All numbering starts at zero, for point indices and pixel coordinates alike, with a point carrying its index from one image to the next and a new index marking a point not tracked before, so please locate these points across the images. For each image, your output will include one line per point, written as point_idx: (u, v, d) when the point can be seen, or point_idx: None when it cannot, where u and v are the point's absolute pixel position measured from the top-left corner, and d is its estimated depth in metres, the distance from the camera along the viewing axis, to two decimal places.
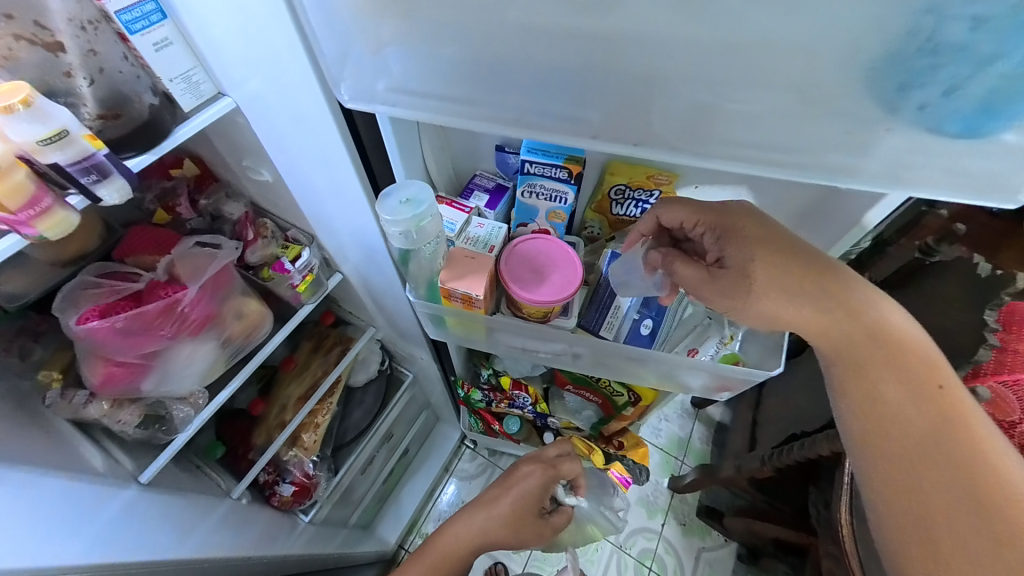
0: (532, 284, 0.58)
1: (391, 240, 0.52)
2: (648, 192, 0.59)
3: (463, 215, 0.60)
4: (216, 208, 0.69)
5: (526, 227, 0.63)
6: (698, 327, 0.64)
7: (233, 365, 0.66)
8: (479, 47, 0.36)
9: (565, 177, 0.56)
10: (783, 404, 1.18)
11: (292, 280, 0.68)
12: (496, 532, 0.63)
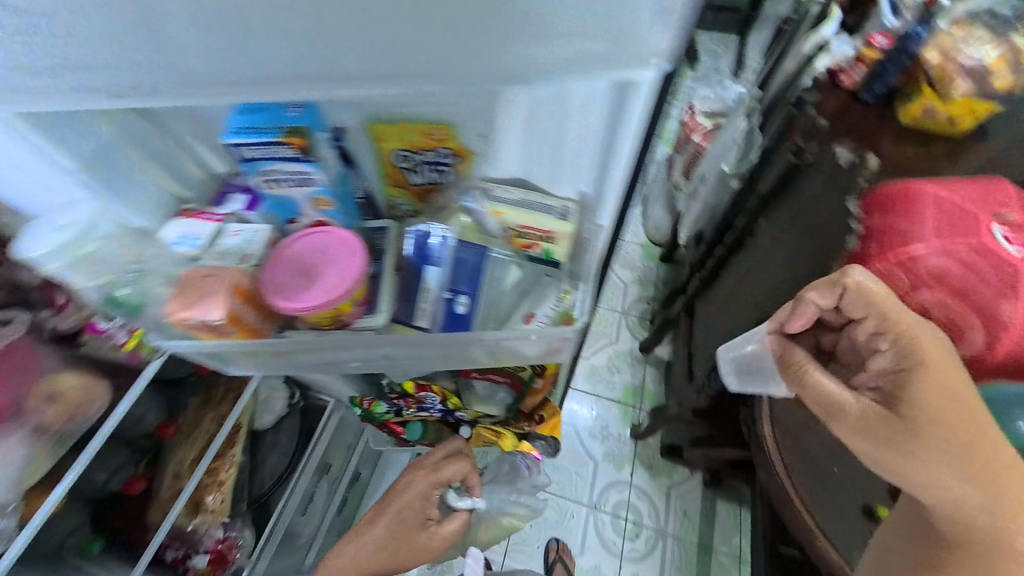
0: (297, 291, 0.48)
1: (66, 279, 0.45)
2: (434, 152, 0.46)
3: (211, 226, 0.51)
4: (9, 276, 0.57)
5: (298, 223, 0.53)
6: (535, 288, 0.54)
7: (67, 451, 0.57)
8: (103, 20, 0.30)
9: (295, 154, 0.44)
10: (710, 332, 1.20)
11: (117, 340, 0.60)
12: (378, 551, 0.73)
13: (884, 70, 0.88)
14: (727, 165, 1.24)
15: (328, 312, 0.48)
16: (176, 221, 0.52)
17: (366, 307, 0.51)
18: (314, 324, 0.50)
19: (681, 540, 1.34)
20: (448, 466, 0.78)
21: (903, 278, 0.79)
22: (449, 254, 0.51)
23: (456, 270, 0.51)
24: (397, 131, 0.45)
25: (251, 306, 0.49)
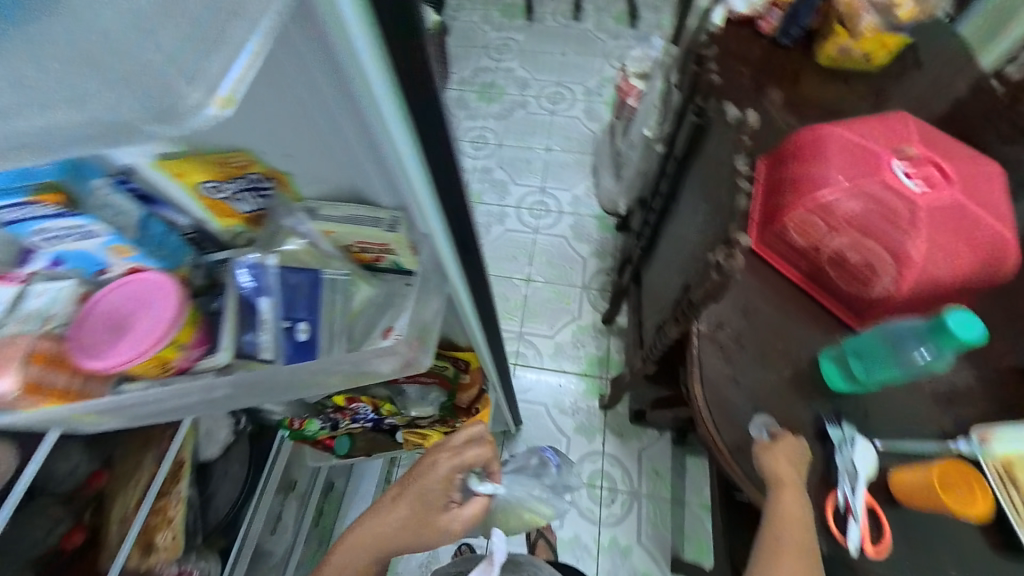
0: (109, 345, 0.47)
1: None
2: (242, 178, 0.47)
3: (9, 288, 0.47)
4: None
5: (109, 273, 0.52)
6: (387, 300, 0.55)
7: None
8: None
9: (55, 211, 0.43)
10: (652, 298, 1.22)
11: None
12: (397, 531, 0.65)
13: (797, 12, 1.03)
14: (648, 130, 1.33)
15: (153, 361, 0.48)
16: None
17: (205, 347, 0.51)
18: (151, 376, 0.50)
19: (653, 497, 1.38)
20: (471, 447, 0.71)
21: (819, 225, 0.84)
22: (273, 283, 0.52)
23: (290, 299, 0.52)
24: (193, 164, 0.45)
25: (64, 368, 0.46)
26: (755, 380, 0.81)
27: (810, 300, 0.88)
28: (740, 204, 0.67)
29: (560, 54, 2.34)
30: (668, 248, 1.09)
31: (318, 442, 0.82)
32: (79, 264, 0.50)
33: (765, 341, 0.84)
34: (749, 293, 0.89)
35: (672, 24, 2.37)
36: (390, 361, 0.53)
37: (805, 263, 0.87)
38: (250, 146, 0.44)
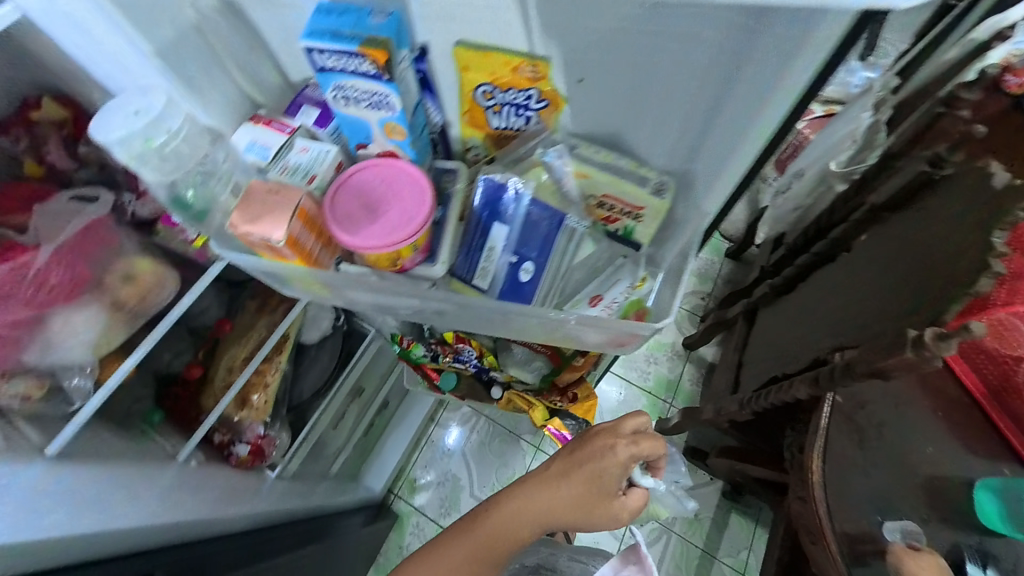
0: (360, 224, 0.47)
1: (136, 172, 0.43)
2: (522, 94, 0.46)
3: (281, 136, 0.49)
4: (100, 156, 0.62)
5: (367, 149, 0.50)
6: (607, 269, 0.61)
7: (139, 330, 0.61)
8: None
9: (372, 71, 0.40)
10: (768, 344, 1.10)
11: (186, 236, 0.62)
12: (568, 507, 0.62)
13: None
14: (834, 164, 1.05)
15: (388, 255, 0.48)
16: (246, 125, 0.50)
17: (426, 256, 0.52)
18: (370, 265, 0.50)
19: (685, 539, 1.32)
20: (649, 442, 0.65)
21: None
22: (518, 216, 0.55)
23: (523, 236, 0.56)
24: (488, 61, 0.42)
25: (313, 233, 0.46)
26: (884, 476, 0.74)
27: (983, 417, 0.77)
28: (981, 286, 0.56)
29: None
30: (814, 299, 0.97)
31: (419, 366, 0.84)
32: (350, 130, 0.48)
33: (912, 441, 0.76)
34: (906, 384, 0.79)
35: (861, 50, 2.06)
36: (597, 337, 0.54)
37: (997, 375, 0.78)
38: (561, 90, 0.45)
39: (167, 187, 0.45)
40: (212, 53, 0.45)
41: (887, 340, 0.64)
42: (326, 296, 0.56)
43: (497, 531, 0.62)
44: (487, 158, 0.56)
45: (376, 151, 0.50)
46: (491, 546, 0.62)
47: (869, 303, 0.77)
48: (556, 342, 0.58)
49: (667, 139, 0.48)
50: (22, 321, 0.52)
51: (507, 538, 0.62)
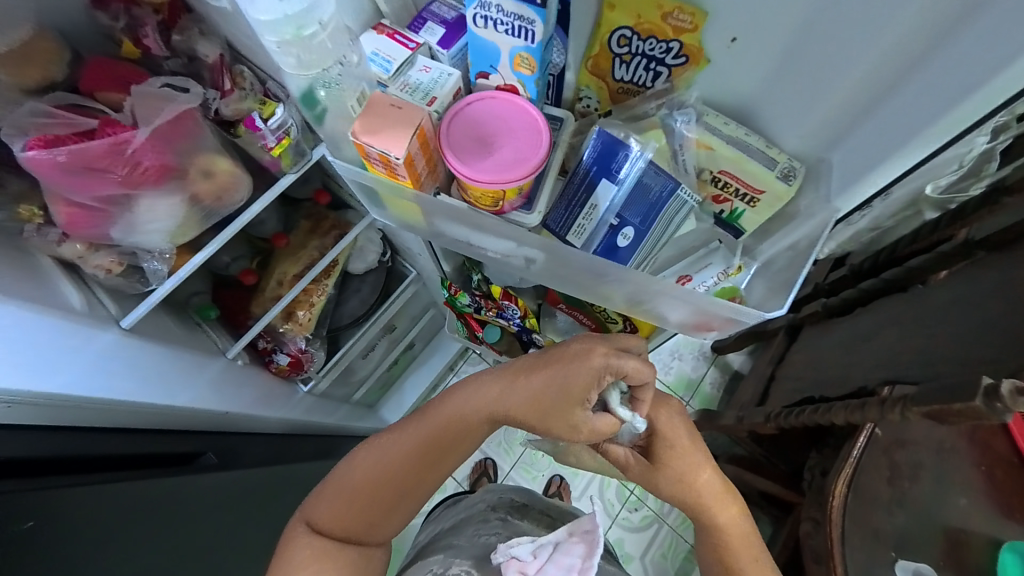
0: (475, 157, 0.46)
1: (278, 60, 0.42)
2: (664, 45, 0.49)
3: (405, 52, 0.47)
4: (190, 47, 0.59)
5: (486, 80, 0.49)
6: (699, 251, 0.60)
7: (208, 229, 0.63)
8: None
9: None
10: (810, 364, 1.06)
11: (266, 142, 0.61)
12: (523, 409, 0.52)
13: None
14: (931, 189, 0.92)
15: (495, 193, 0.47)
16: (369, 34, 0.48)
17: (523, 203, 0.52)
18: (468, 200, 0.50)
19: (675, 532, 1.34)
20: (635, 360, 0.50)
21: None
22: (631, 177, 0.53)
23: (629, 198, 0.53)
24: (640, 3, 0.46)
25: (424, 155, 0.46)
26: (907, 517, 0.73)
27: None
28: None
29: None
30: (874, 327, 0.91)
31: (462, 315, 0.86)
32: (474, 58, 0.47)
33: (946, 490, 0.73)
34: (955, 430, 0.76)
35: None
36: (682, 311, 0.56)
37: None
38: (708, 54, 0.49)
39: (298, 79, 0.45)
40: None
41: (953, 384, 0.61)
42: (414, 222, 0.58)
43: (443, 423, 0.53)
44: (600, 114, 0.57)
45: (497, 83, 0.48)
46: (438, 440, 0.53)
47: (942, 343, 0.72)
48: (638, 314, 0.62)
49: (799, 119, 0.51)
50: (112, 199, 0.55)
51: (456, 433, 0.53)
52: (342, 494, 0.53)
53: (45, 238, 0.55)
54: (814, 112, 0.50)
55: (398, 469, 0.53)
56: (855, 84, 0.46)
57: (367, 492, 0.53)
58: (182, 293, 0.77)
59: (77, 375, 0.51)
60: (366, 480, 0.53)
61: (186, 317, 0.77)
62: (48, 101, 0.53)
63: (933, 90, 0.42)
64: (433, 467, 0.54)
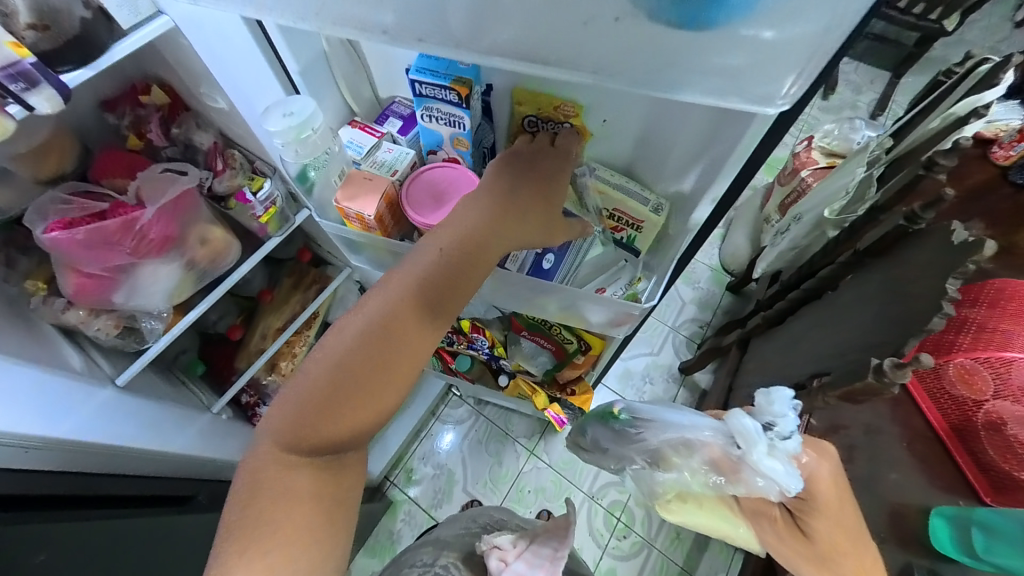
0: (430, 211, 0.57)
1: (281, 155, 0.53)
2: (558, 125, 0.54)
3: (372, 139, 0.58)
4: (188, 137, 0.69)
5: (435, 155, 0.59)
6: (612, 267, 0.66)
7: (199, 290, 0.72)
8: None
9: (456, 100, 0.50)
10: (758, 371, 1.17)
11: (255, 211, 0.71)
12: (458, 295, 0.51)
13: None
14: (828, 211, 1.14)
15: None
16: (345, 127, 0.60)
17: None
18: None
19: (666, 554, 1.35)
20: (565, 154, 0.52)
21: (986, 378, 0.80)
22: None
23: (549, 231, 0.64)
24: (538, 96, 0.51)
25: (391, 212, 0.57)
26: None
27: (943, 451, 0.83)
28: (934, 324, 0.65)
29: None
30: (802, 331, 1.03)
31: (436, 350, 0.95)
32: (424, 140, 0.58)
33: None
34: (876, 412, 0.87)
35: (870, 109, 1.96)
36: (603, 312, 0.64)
37: (956, 415, 0.81)
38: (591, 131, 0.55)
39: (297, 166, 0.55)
40: (326, 67, 0.56)
41: (856, 368, 0.72)
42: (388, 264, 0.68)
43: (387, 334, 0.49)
44: None
45: (443, 156, 0.59)
46: (385, 357, 0.48)
47: (848, 337, 0.84)
48: (570, 319, 0.71)
49: (659, 173, 0.57)
50: (118, 268, 0.62)
51: (404, 340, 0.49)
52: (285, 442, 0.46)
53: (53, 307, 0.61)
54: (664, 166, 0.56)
55: (354, 399, 0.47)
56: (684, 149, 0.52)
57: (310, 431, 0.46)
58: (171, 352, 0.83)
59: (82, 421, 0.56)
60: (303, 414, 0.46)
61: (173, 376, 0.81)
62: (62, 190, 0.61)
63: (728, 148, 0.45)
64: (389, 389, 0.49)
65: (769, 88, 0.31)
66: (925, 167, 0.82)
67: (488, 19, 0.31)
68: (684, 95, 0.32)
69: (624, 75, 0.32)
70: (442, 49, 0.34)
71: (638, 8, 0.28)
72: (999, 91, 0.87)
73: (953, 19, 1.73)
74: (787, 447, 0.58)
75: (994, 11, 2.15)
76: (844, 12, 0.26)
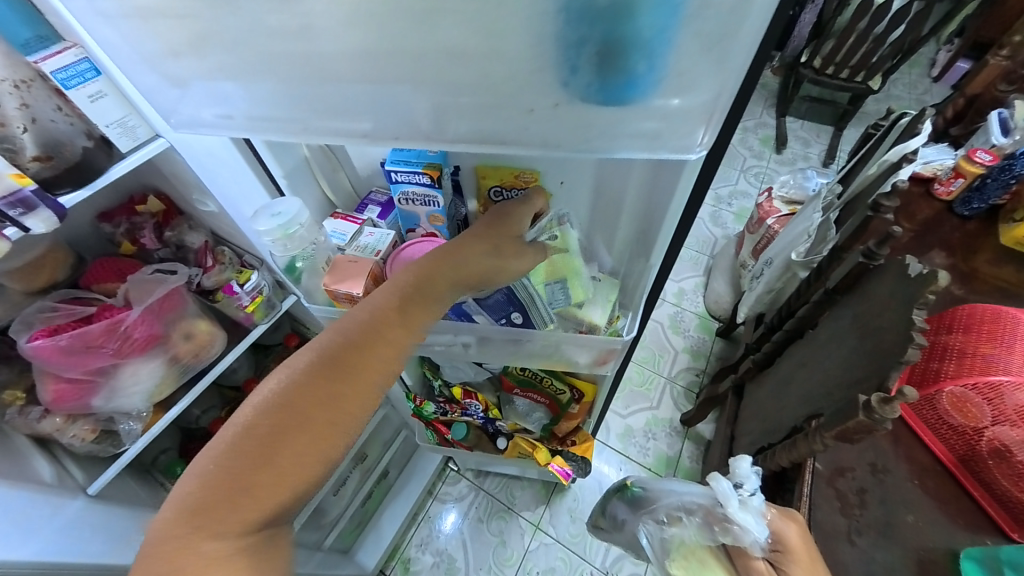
0: None
1: (270, 251, 0.56)
2: (521, 192, 0.55)
3: (354, 226, 0.61)
4: (179, 239, 0.72)
5: (415, 232, 0.62)
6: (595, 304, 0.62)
7: (181, 385, 0.72)
8: (248, 91, 0.33)
9: (429, 182, 0.53)
10: (756, 417, 1.14)
11: (242, 302, 0.74)
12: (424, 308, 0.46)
13: (984, 187, 0.99)
14: (795, 254, 1.19)
15: None
16: (328, 219, 0.63)
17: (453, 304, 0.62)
18: None
19: None
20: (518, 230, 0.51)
21: (980, 405, 0.80)
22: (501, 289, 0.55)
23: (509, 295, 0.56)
24: (494, 170, 0.54)
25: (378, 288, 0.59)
26: (874, 547, 0.76)
27: (956, 485, 0.81)
28: (910, 355, 0.65)
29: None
30: (790, 371, 1.04)
31: (429, 423, 0.93)
32: (401, 221, 0.60)
33: (895, 509, 0.78)
34: (880, 449, 0.85)
35: (821, 159, 2.13)
36: (586, 353, 0.63)
37: (960, 444, 0.81)
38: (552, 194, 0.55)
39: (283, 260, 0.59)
40: (306, 168, 0.60)
41: (847, 405, 0.71)
42: None
43: (338, 353, 0.42)
44: None
45: (420, 233, 0.61)
46: (344, 382, 0.41)
47: (833, 374, 0.84)
48: (552, 364, 0.69)
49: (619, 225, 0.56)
50: (100, 369, 0.62)
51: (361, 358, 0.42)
52: (203, 513, 0.36)
53: (28, 417, 0.60)
54: (618, 223, 0.55)
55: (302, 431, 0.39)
56: (634, 207, 0.51)
57: (236, 500, 0.37)
58: (150, 454, 0.80)
59: (47, 540, 0.53)
60: (232, 484, 0.37)
61: (151, 478, 0.78)
62: (52, 297, 0.63)
63: (670, 207, 0.46)
64: (347, 415, 0.42)
65: (677, 141, 0.32)
66: (871, 207, 0.88)
67: (446, 119, 0.34)
68: (623, 155, 0.33)
69: (567, 144, 0.34)
70: (416, 145, 0.36)
71: (570, 95, 0.30)
72: (920, 137, 0.93)
73: (876, 79, 1.95)
74: (756, 502, 0.64)
75: (911, 71, 2.44)
76: (727, 83, 0.28)
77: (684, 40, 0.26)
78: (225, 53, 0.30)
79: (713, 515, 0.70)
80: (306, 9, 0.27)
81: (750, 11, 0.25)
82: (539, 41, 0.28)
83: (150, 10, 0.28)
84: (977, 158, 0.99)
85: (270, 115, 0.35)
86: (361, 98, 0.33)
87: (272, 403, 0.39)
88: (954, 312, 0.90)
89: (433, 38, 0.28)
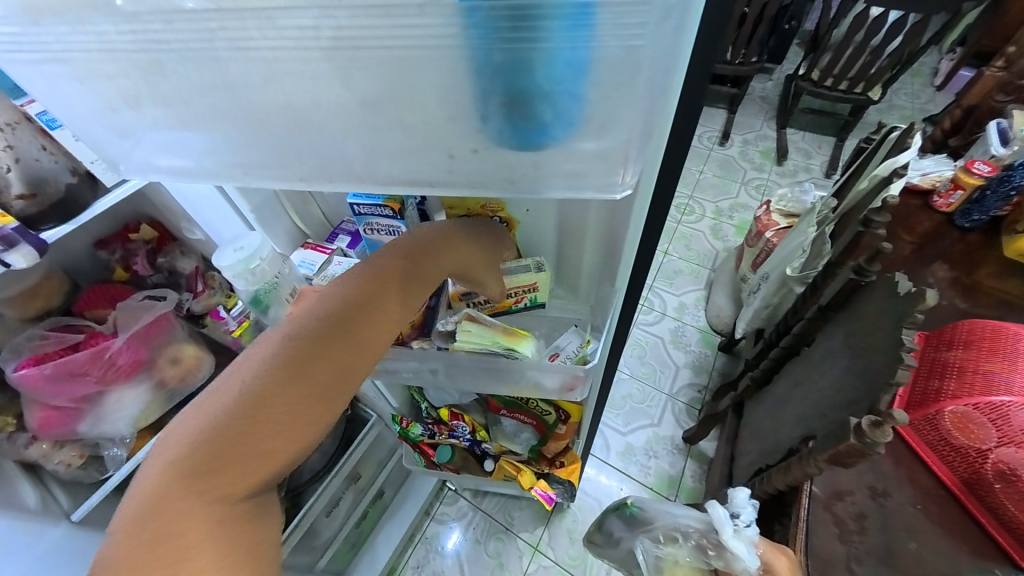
0: None
1: (233, 285, 0.57)
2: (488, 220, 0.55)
3: (323, 256, 0.62)
4: (171, 264, 0.74)
5: None
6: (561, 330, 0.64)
7: (169, 409, 0.73)
8: (193, 138, 0.34)
9: (391, 214, 0.54)
10: (755, 436, 1.12)
11: (229, 326, 0.75)
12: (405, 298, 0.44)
13: (984, 200, 0.95)
14: (790, 269, 1.17)
15: None
16: (298, 250, 0.64)
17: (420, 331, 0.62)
18: None
19: None
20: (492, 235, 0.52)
21: (984, 426, 0.78)
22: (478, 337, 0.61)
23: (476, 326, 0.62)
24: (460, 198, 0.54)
25: None
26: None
27: (962, 511, 0.77)
28: (899, 377, 0.63)
29: (698, 170, 2.16)
30: (787, 391, 1.01)
31: (417, 445, 0.92)
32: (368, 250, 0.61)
33: (896, 536, 0.75)
34: (879, 473, 0.82)
35: (823, 170, 2.12)
36: (555, 378, 0.63)
37: (964, 467, 0.78)
38: (519, 219, 0.54)
39: (248, 293, 0.58)
40: (278, 203, 0.61)
41: (839, 427, 0.69)
42: None
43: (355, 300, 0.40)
44: None
45: None
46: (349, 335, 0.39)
47: (827, 394, 0.82)
48: (524, 389, 0.68)
49: (582, 253, 0.55)
50: (86, 397, 0.64)
51: (335, 349, 0.38)
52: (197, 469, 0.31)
53: (15, 443, 0.61)
54: (584, 251, 0.54)
55: (266, 438, 0.33)
56: (597, 235, 0.50)
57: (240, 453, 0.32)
58: None
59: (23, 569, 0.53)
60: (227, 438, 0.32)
61: None
62: (44, 325, 0.65)
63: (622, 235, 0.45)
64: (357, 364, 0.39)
65: (601, 180, 0.32)
66: (862, 223, 0.86)
67: (383, 161, 0.34)
68: (550, 194, 0.33)
69: (497, 186, 0.34)
70: (352, 188, 0.37)
71: (489, 140, 0.31)
72: (910, 151, 0.92)
73: (876, 90, 1.94)
74: (749, 535, 0.65)
75: (914, 81, 2.43)
76: (638, 126, 0.28)
77: (588, 91, 0.27)
78: (167, 108, 0.32)
79: (705, 544, 0.71)
80: (228, 69, 0.29)
81: (642, 62, 0.25)
82: (452, 91, 0.28)
83: (96, 73, 0.30)
84: (976, 169, 0.95)
85: (218, 161, 0.36)
86: (297, 144, 0.34)
87: (224, 411, 0.33)
88: (956, 327, 0.88)
89: (356, 92, 0.29)
